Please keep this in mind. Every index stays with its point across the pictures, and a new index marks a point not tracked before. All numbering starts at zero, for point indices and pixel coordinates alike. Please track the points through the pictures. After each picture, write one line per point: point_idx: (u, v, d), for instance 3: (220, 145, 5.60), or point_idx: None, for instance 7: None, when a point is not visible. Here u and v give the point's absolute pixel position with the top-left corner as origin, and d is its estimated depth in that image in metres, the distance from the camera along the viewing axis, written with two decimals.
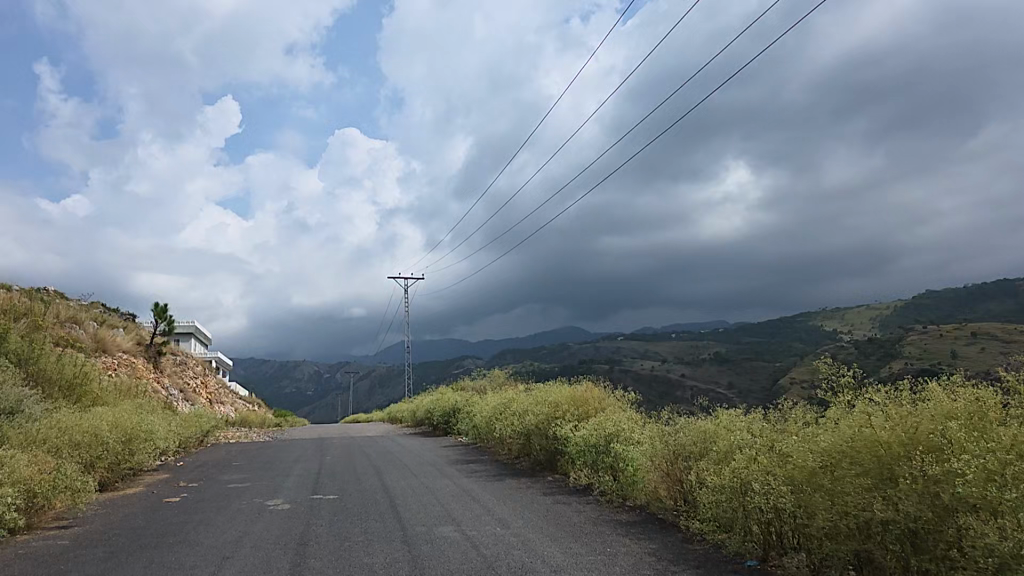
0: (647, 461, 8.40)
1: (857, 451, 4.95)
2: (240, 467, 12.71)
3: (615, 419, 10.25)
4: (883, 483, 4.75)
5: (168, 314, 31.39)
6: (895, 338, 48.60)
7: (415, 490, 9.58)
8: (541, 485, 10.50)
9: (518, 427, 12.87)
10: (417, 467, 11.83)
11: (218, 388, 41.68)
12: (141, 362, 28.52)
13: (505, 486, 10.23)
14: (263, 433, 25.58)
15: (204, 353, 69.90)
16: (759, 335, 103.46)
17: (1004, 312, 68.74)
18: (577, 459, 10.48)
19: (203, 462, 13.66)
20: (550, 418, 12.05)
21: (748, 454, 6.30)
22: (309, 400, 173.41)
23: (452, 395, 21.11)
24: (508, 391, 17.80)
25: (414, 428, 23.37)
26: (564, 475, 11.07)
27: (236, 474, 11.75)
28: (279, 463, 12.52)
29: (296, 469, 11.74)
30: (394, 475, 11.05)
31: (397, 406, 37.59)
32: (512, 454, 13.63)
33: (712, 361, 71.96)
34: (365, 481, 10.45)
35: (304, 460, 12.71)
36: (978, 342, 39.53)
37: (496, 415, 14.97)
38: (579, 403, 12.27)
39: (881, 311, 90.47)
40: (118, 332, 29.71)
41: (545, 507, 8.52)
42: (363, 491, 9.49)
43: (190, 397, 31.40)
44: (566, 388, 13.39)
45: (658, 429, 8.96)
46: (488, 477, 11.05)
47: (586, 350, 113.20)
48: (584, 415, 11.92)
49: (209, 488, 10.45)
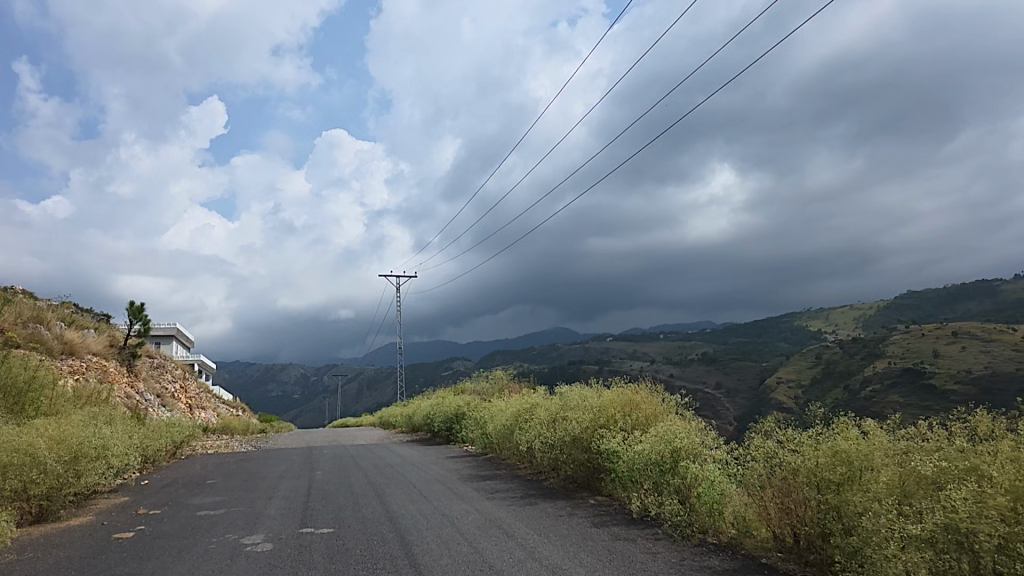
0: (613, 428, 8.06)
1: (991, 487, 3.59)
2: (217, 487, 11.31)
3: (580, 390, 9.61)
4: (1003, 520, 3.42)
5: (143, 314, 32.21)
6: (878, 338, 50.67)
7: (414, 498, 8.70)
8: (517, 477, 9.82)
9: (548, 439, 9.03)
10: (425, 485, 9.93)
11: (199, 392, 42.27)
12: (111, 365, 29.19)
13: (478, 485, 9.73)
14: (243, 441, 26.16)
15: (186, 357, 70.52)
16: (746, 335, 105.74)
17: (981, 311, 71.47)
18: (629, 479, 7.13)
19: (171, 482, 12.21)
20: (593, 427, 8.23)
21: (811, 435, 5.08)
22: (298, 403, 173.81)
23: (456, 399, 21.32)
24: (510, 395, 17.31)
25: (412, 434, 24.05)
26: (610, 500, 7.62)
27: (208, 498, 10.06)
28: (261, 484, 11.34)
29: (284, 485, 10.86)
30: (391, 486, 10.12)
31: (388, 411, 38.32)
32: (533, 469, 10.09)
33: (699, 362, 73.36)
34: (364, 505, 8.41)
35: (292, 477, 12.16)
36: (958, 342, 41.82)
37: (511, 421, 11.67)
38: (629, 411, 8.35)
39: (864, 311, 92.98)
40: (87, 334, 30.28)
41: (536, 510, 7.56)
42: (361, 518, 7.55)
43: (166, 402, 32.38)
44: (607, 394, 8.78)
45: (642, 398, 8.47)
46: (481, 477, 10.51)
47: (575, 351, 114.89)
48: (638, 424, 8.11)
49: (174, 518, 8.48)
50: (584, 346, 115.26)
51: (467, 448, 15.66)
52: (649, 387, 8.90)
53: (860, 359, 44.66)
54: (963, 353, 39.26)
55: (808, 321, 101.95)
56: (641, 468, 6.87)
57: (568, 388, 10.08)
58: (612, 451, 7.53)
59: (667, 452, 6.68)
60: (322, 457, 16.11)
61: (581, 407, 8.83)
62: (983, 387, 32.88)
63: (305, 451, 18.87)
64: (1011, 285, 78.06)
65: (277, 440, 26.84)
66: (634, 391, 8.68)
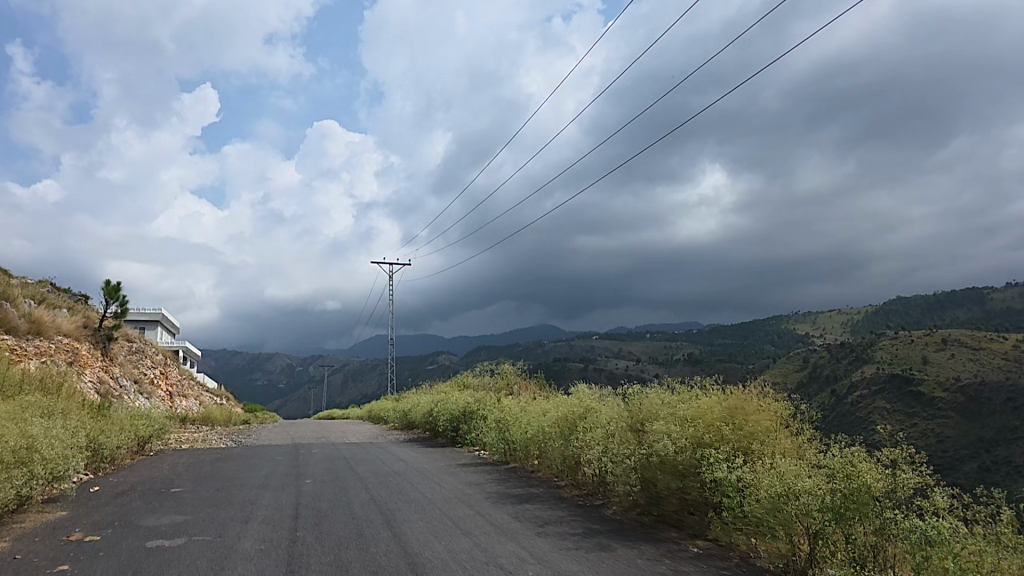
0: (722, 446, 5.98)
1: None
2: (182, 499, 9.14)
3: (658, 394, 7.49)
4: None
5: (120, 294, 29.77)
6: (867, 341, 49.15)
7: (437, 533, 6.61)
8: (565, 505, 7.87)
9: (620, 458, 7.00)
10: (449, 506, 7.98)
11: (181, 379, 39.82)
12: (84, 347, 26.80)
13: (513, 510, 7.74)
14: (225, 435, 24.10)
15: (170, 343, 67.81)
16: (731, 335, 104.35)
17: (969, 320, 70.25)
18: (764, 523, 5.12)
19: (129, 488, 10.05)
20: (696, 446, 6.11)
21: None
22: (282, 393, 171.00)
23: (463, 395, 19.12)
24: (522, 396, 15.66)
25: (407, 430, 22.23)
26: (717, 547, 5.66)
27: (167, 517, 7.84)
28: (237, 495, 9.19)
29: (265, 502, 8.63)
30: (399, 506, 8.04)
31: (376, 407, 36.36)
32: (583, 491, 8.32)
33: (686, 362, 71.45)
34: (378, 543, 6.25)
35: (275, 487, 9.95)
36: (947, 349, 40.47)
37: (543, 429, 9.99)
38: (733, 421, 6.19)
39: (851, 316, 91.78)
40: (60, 313, 27.84)
41: (606, 557, 5.48)
42: (373, 566, 5.41)
43: (143, 390, 30.06)
44: (701, 401, 6.60)
45: (750, 402, 6.26)
46: (514, 497, 8.51)
47: (561, 349, 113.11)
48: (751, 444, 6.00)
49: (116, 552, 6.31)
50: (572, 343, 113.44)
51: (482, 454, 13.53)
52: (752, 387, 6.70)
53: (846, 363, 42.96)
54: (952, 361, 37.72)
55: (795, 325, 100.52)
56: (789, 514, 4.90)
57: (636, 392, 7.90)
58: (728, 483, 5.49)
59: (844, 491, 4.61)
60: (312, 458, 14.06)
61: (665, 417, 6.73)
62: (972, 395, 31.48)
63: (292, 450, 16.55)
64: (999, 294, 76.89)
65: (262, 435, 24.67)
66: (738, 394, 6.50)
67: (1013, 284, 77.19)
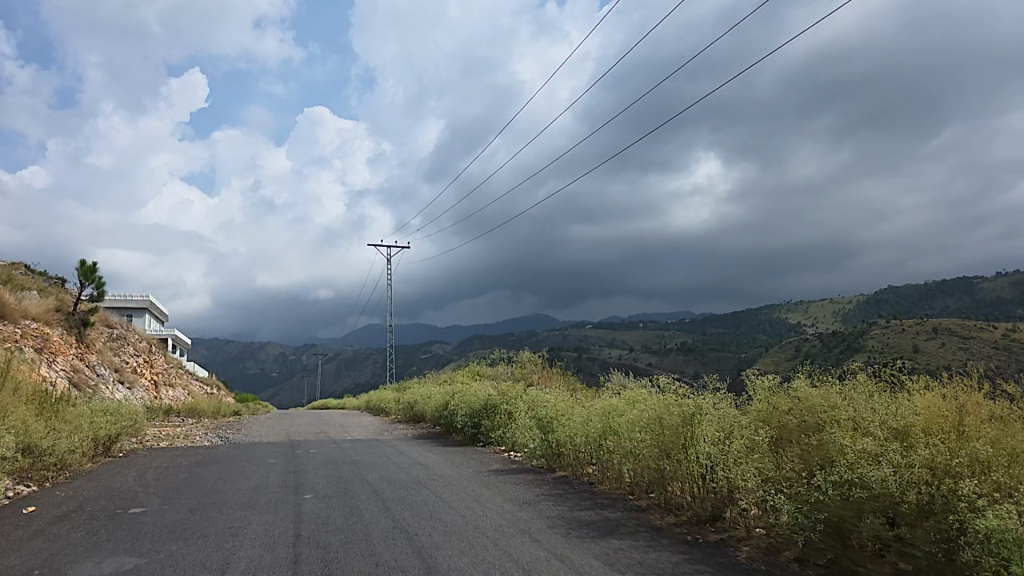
0: (977, 474, 3.99)
1: None
2: (138, 527, 6.81)
3: (819, 390, 5.48)
4: None
5: (95, 275, 27.23)
6: (857, 331, 46.80)
7: None
8: (670, 542, 5.67)
9: (782, 487, 4.97)
10: (503, 546, 5.67)
11: (169, 368, 37.33)
12: (56, 333, 24.35)
13: (600, 551, 5.53)
14: (212, 429, 21.81)
15: (158, 331, 65.11)
16: (721, 325, 102.08)
17: (961, 309, 68.11)
18: None
19: (72, 508, 7.70)
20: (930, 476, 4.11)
21: None
22: (272, 383, 168.24)
23: (481, 386, 16.73)
24: (554, 389, 13.51)
25: (414, 425, 19.98)
26: None
27: (112, 562, 5.52)
28: (216, 522, 6.90)
29: (253, 533, 6.36)
30: (439, 543, 5.80)
31: (372, 399, 34.03)
32: (678, 519, 6.20)
33: (679, 352, 69.61)
34: None
35: (266, 506, 7.65)
36: (939, 338, 38.18)
37: (614, 433, 7.88)
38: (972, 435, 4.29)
39: (842, 305, 89.68)
40: (30, 296, 25.35)
41: None
42: None
43: (122, 380, 27.62)
44: (911, 412, 4.67)
45: (990, 415, 4.46)
46: (590, 527, 6.29)
47: (554, 338, 110.78)
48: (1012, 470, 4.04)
49: None
50: (563, 332, 111.01)
51: (516, 458, 11.23)
52: (966, 386, 4.87)
53: (838, 352, 40.71)
54: (942, 351, 35.85)
55: (786, 313, 98.47)
56: None
57: (773, 392, 5.89)
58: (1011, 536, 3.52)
59: None
60: (311, 462, 11.83)
61: (853, 429, 4.77)
62: None
63: (289, 450, 14.16)
64: (991, 284, 74.84)
65: (252, 428, 22.42)
66: (956, 401, 4.64)
67: (1003, 273, 75.17)
